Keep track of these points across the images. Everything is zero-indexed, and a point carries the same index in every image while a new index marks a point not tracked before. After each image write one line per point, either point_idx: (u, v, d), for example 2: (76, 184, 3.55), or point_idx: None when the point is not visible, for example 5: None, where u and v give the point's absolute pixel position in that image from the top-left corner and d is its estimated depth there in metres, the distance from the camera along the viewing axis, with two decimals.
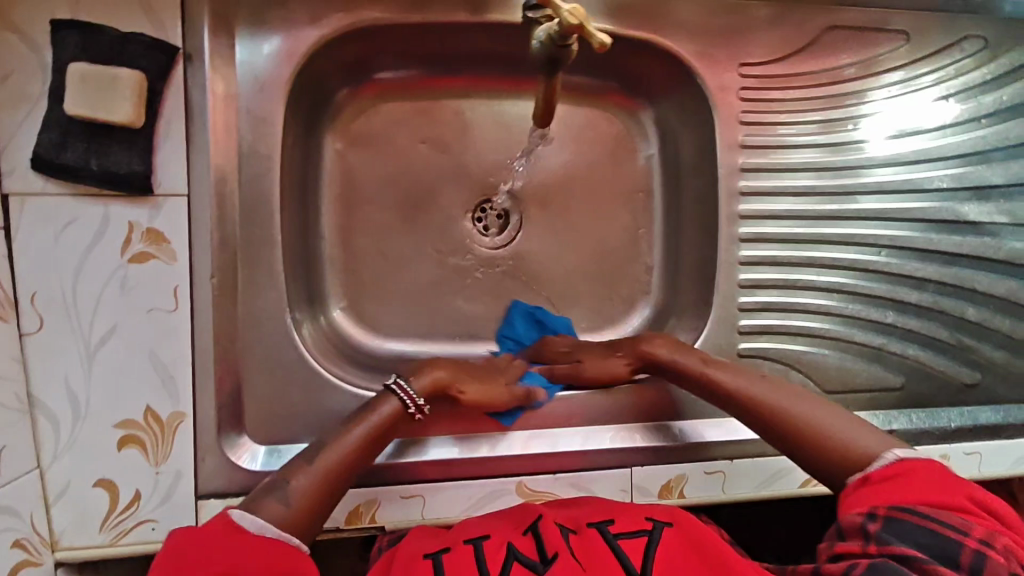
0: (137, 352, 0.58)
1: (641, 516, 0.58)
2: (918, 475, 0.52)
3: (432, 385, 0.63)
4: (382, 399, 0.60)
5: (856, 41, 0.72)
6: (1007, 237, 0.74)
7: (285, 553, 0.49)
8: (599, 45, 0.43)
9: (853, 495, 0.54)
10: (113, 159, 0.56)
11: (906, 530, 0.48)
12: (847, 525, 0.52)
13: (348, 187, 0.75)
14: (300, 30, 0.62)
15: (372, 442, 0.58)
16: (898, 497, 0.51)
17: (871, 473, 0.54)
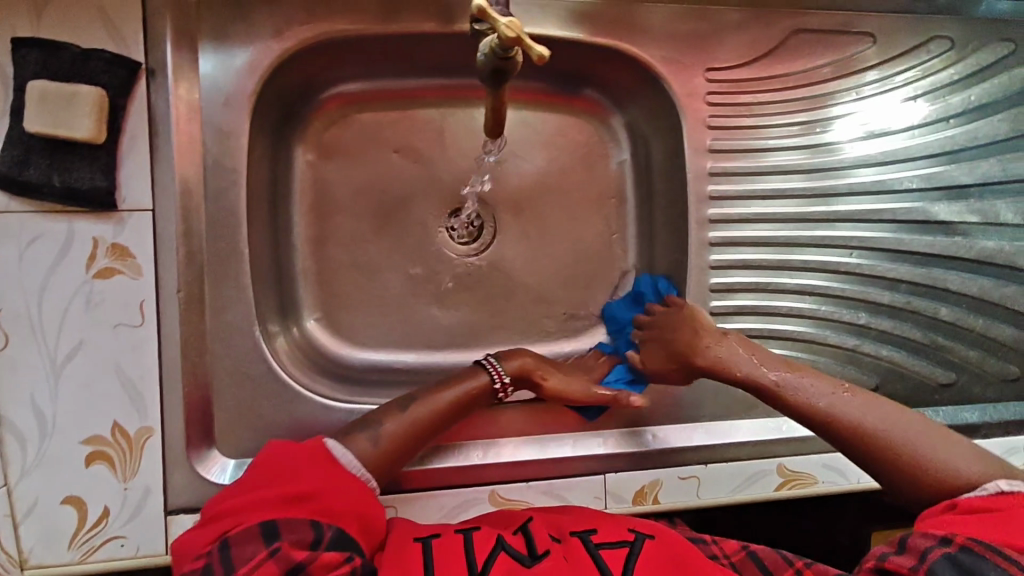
0: (104, 368, 0.58)
1: (623, 527, 0.57)
2: (1010, 516, 0.50)
3: (517, 366, 0.66)
4: (473, 372, 0.65)
5: (822, 44, 0.72)
6: (979, 236, 0.74)
7: (363, 497, 0.54)
8: (537, 59, 0.36)
9: (933, 518, 0.52)
10: (75, 174, 0.56)
11: (978, 564, 0.46)
12: (915, 541, 0.50)
13: (319, 197, 0.74)
14: (265, 44, 0.62)
15: (458, 407, 0.63)
16: (982, 531, 0.49)
17: (960, 501, 0.52)
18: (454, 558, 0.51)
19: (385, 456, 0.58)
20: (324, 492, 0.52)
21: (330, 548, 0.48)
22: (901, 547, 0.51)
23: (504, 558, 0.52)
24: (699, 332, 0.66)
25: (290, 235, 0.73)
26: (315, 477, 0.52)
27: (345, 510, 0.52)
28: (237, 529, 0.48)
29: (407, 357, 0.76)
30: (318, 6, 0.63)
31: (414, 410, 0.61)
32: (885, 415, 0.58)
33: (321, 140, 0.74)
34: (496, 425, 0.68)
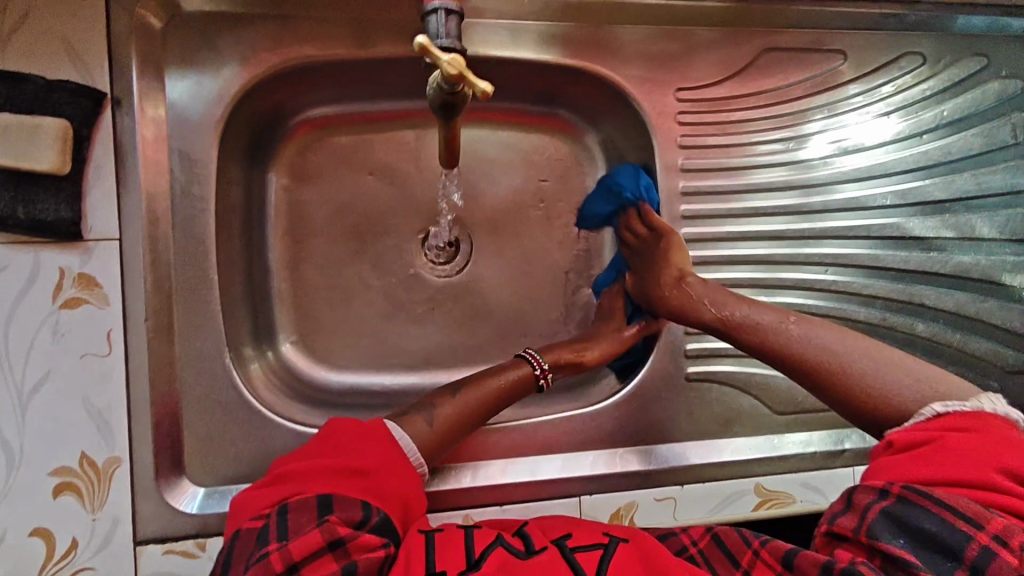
0: (71, 398, 0.58)
1: (600, 531, 0.51)
2: (946, 444, 0.46)
3: (554, 357, 0.69)
4: (516, 364, 0.68)
5: (792, 63, 0.72)
6: (955, 251, 0.74)
7: (409, 484, 0.53)
8: (482, 92, 0.35)
9: (878, 463, 0.49)
10: (40, 207, 0.56)
11: (913, 514, 0.43)
12: (859, 497, 0.47)
13: (293, 220, 0.74)
14: (233, 70, 0.62)
15: (505, 390, 0.66)
16: (923, 471, 0.46)
17: (902, 433, 0.50)
18: (450, 548, 0.46)
19: (439, 439, 0.60)
20: (376, 470, 0.51)
21: (376, 526, 0.46)
22: (846, 505, 0.48)
23: (501, 552, 0.46)
24: (671, 262, 0.68)
25: (264, 258, 0.73)
26: (371, 455, 0.52)
27: (393, 492, 0.50)
28: (296, 496, 0.47)
29: (385, 380, 0.76)
30: (286, 33, 0.63)
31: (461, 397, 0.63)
32: (829, 335, 0.58)
33: (295, 163, 0.74)
34: (471, 448, 0.67)
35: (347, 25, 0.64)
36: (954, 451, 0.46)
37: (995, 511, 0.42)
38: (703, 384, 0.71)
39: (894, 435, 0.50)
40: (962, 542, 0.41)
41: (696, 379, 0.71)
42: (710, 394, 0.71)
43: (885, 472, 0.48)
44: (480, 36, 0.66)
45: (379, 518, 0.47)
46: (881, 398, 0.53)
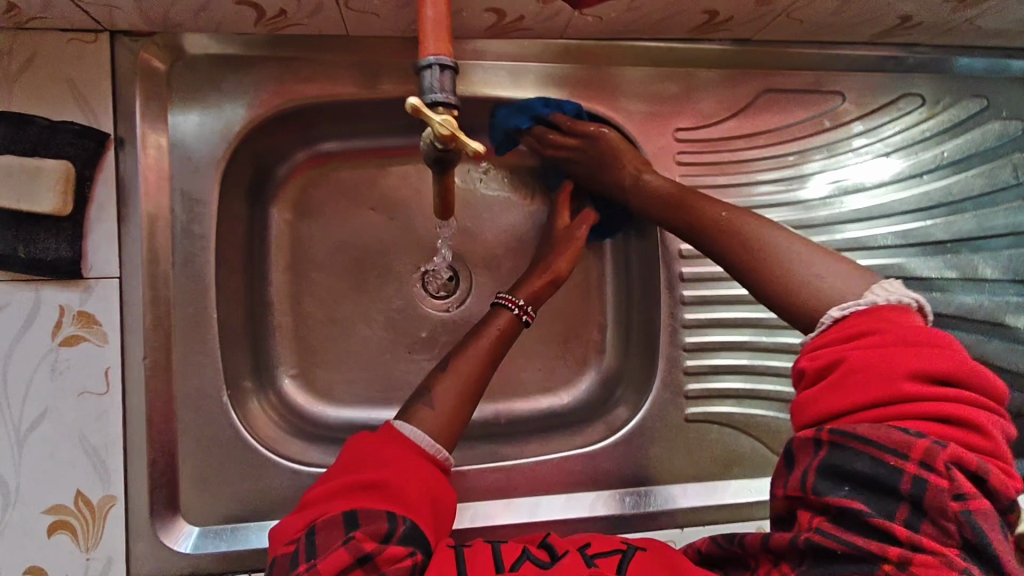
0: (68, 436, 0.58)
1: (615, 540, 0.52)
2: (853, 368, 0.43)
3: (530, 289, 0.66)
4: (495, 315, 0.64)
5: (792, 104, 0.72)
6: (958, 291, 0.73)
7: (435, 481, 0.50)
8: (474, 154, 0.37)
9: (799, 400, 0.47)
10: (41, 245, 0.57)
11: (843, 461, 0.42)
12: (796, 452, 0.46)
13: (294, 255, 0.74)
14: (237, 110, 0.63)
15: (495, 343, 0.62)
16: (838, 402, 0.43)
17: (807, 356, 0.47)
18: (483, 564, 0.45)
19: (450, 419, 0.56)
20: (396, 473, 0.48)
21: (404, 534, 0.45)
22: (789, 459, 0.47)
23: (529, 564, 0.46)
24: (622, 162, 0.67)
25: (265, 293, 0.73)
26: (393, 462, 0.49)
27: (422, 493, 0.48)
28: (321, 517, 0.46)
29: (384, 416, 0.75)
30: (289, 73, 0.64)
31: (454, 373, 0.59)
32: (752, 223, 0.55)
33: (297, 199, 0.75)
34: (468, 488, 0.67)
35: (350, 67, 0.64)
36: (861, 372, 0.43)
37: (915, 429, 0.40)
38: (702, 424, 0.70)
39: (801, 362, 0.47)
40: (895, 478, 0.40)
41: (697, 421, 0.70)
42: (710, 434, 0.70)
43: (808, 415, 0.46)
44: (480, 77, 0.67)
45: (407, 525, 0.46)
46: (801, 291, 0.50)
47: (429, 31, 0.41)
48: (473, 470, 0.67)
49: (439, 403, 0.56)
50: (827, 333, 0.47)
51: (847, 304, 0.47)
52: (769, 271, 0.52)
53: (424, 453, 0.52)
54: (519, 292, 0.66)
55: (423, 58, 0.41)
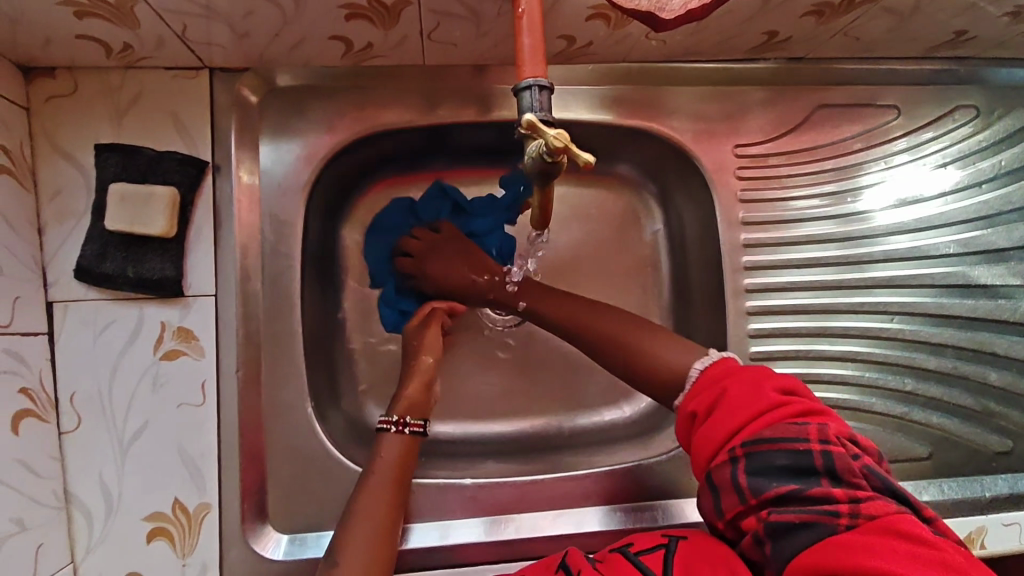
0: (167, 446, 0.61)
1: (659, 534, 0.54)
2: (729, 395, 0.53)
3: (406, 401, 0.65)
4: (381, 442, 0.62)
5: (847, 118, 0.74)
6: (1023, 298, 0.74)
7: None
8: (587, 164, 0.40)
9: (697, 440, 0.54)
10: (147, 266, 0.61)
11: (765, 459, 0.48)
12: (718, 479, 0.51)
13: (364, 274, 0.77)
14: (319, 137, 0.67)
15: (396, 475, 0.60)
16: (729, 425, 0.51)
17: (691, 405, 0.56)
18: None
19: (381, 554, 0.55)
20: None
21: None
22: (714, 490, 0.52)
23: None
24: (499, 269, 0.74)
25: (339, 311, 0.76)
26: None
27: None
28: None
29: (452, 430, 0.77)
30: (368, 101, 0.67)
31: (357, 518, 0.57)
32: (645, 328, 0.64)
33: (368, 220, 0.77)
34: (540, 497, 0.68)
35: (424, 94, 0.68)
36: (738, 393, 0.53)
37: (804, 421, 0.50)
38: None
39: (689, 410, 0.56)
40: (808, 458, 0.47)
41: None
42: None
43: (705, 449, 0.53)
44: None
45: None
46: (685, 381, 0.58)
47: (526, 58, 0.45)
48: (547, 479, 0.69)
49: (348, 557, 0.54)
50: (701, 384, 0.56)
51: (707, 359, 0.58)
52: (637, 359, 0.62)
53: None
54: (395, 407, 0.64)
55: (522, 80, 0.44)
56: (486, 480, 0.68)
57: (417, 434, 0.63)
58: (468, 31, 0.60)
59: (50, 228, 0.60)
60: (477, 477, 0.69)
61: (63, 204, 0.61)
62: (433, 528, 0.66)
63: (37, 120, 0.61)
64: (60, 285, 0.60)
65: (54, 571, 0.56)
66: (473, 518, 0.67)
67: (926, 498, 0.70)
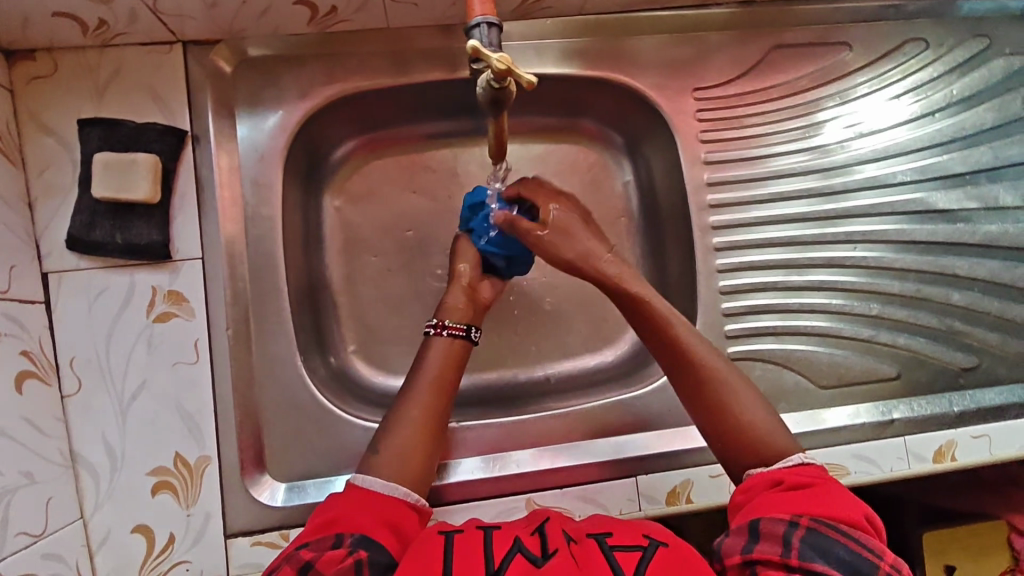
0: (165, 404, 0.64)
1: (640, 532, 0.53)
2: (826, 487, 0.52)
3: (450, 305, 0.68)
4: (428, 346, 0.65)
5: (802, 57, 0.77)
6: (981, 221, 0.77)
7: (412, 519, 0.54)
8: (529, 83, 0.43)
9: (763, 499, 0.52)
10: (135, 232, 0.64)
11: (831, 542, 0.47)
12: (765, 531, 0.49)
13: (346, 238, 0.79)
14: (293, 104, 0.69)
15: (434, 377, 0.63)
16: (808, 503, 0.50)
17: (773, 472, 0.54)
18: (475, 554, 0.49)
19: (426, 445, 0.59)
20: (345, 509, 0.53)
21: (353, 542, 0.49)
22: (751, 535, 0.49)
23: (520, 559, 0.48)
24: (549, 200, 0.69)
25: (323, 275, 0.78)
26: (344, 504, 0.53)
27: (376, 520, 0.52)
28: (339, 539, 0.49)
29: None
30: (338, 66, 0.70)
31: (402, 415, 0.60)
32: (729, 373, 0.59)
33: (347, 186, 0.80)
34: (526, 435, 0.72)
35: (392, 57, 0.71)
36: (835, 491, 0.52)
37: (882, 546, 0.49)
38: (746, 362, 0.73)
39: (767, 474, 0.54)
40: (873, 570, 0.47)
41: (740, 358, 0.73)
42: (754, 370, 0.73)
43: (768, 505, 0.51)
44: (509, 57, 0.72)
45: (354, 539, 0.50)
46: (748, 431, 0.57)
47: None
48: (531, 418, 0.72)
49: (388, 451, 0.58)
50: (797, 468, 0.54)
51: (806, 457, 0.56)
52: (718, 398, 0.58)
53: (381, 494, 0.54)
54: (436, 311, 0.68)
55: (471, 18, 0.47)
56: (473, 422, 0.72)
57: (456, 336, 0.66)
58: None
59: (39, 202, 0.63)
60: (465, 421, 0.73)
61: (50, 179, 0.63)
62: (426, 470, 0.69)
63: (20, 100, 0.63)
64: (53, 256, 0.63)
65: (63, 525, 0.59)
66: (462, 459, 0.70)
67: (897, 415, 0.73)
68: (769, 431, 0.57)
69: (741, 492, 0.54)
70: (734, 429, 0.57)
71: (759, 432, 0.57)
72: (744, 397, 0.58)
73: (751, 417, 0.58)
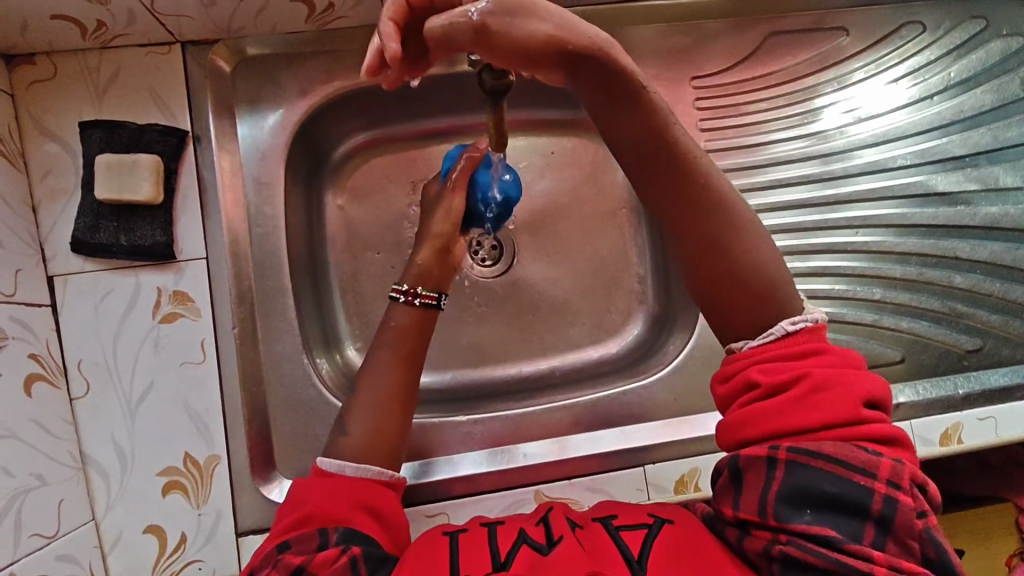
0: (173, 404, 0.64)
1: (644, 512, 0.56)
2: (810, 388, 0.48)
3: (417, 269, 0.67)
4: (391, 311, 0.66)
5: (798, 43, 0.77)
6: (982, 203, 0.77)
7: (383, 496, 0.57)
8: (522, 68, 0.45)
9: (742, 415, 0.51)
10: (139, 234, 0.64)
11: (812, 479, 0.47)
12: (747, 478, 0.50)
13: (348, 235, 0.79)
14: (293, 102, 0.69)
15: (398, 347, 0.63)
16: (785, 423, 0.48)
17: (755, 357, 0.51)
18: (479, 551, 0.52)
19: (395, 419, 0.60)
20: (319, 499, 0.54)
21: (338, 540, 0.51)
22: (736, 487, 0.51)
23: (526, 550, 0.51)
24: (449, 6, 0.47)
25: (327, 272, 0.78)
26: (315, 493, 0.55)
27: (352, 507, 0.54)
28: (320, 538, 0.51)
29: (446, 377, 0.80)
30: (337, 63, 0.70)
31: (368, 388, 0.61)
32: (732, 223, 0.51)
33: (349, 183, 0.80)
34: (532, 427, 0.72)
35: None
36: (824, 389, 0.48)
37: (877, 453, 0.47)
38: None
39: (749, 364, 0.51)
40: (867, 496, 0.46)
41: None
42: None
43: (751, 429, 0.50)
44: None
45: (339, 533, 0.52)
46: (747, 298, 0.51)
47: None
48: (536, 410, 0.73)
49: (357, 428, 0.59)
50: (779, 343, 0.50)
51: (799, 319, 0.51)
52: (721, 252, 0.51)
53: (352, 476, 0.56)
54: (407, 277, 0.67)
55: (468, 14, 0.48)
56: (480, 416, 0.72)
57: (428, 306, 0.66)
58: None
59: (43, 207, 0.63)
60: (472, 415, 0.73)
61: (53, 182, 0.64)
62: (434, 464, 0.69)
63: (21, 105, 0.63)
64: (58, 260, 0.63)
65: (75, 526, 0.59)
66: (470, 452, 0.70)
67: (902, 399, 0.73)
68: (769, 276, 0.51)
69: (725, 388, 0.53)
70: (732, 273, 0.51)
71: (758, 277, 0.51)
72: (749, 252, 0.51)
73: (752, 259, 0.51)
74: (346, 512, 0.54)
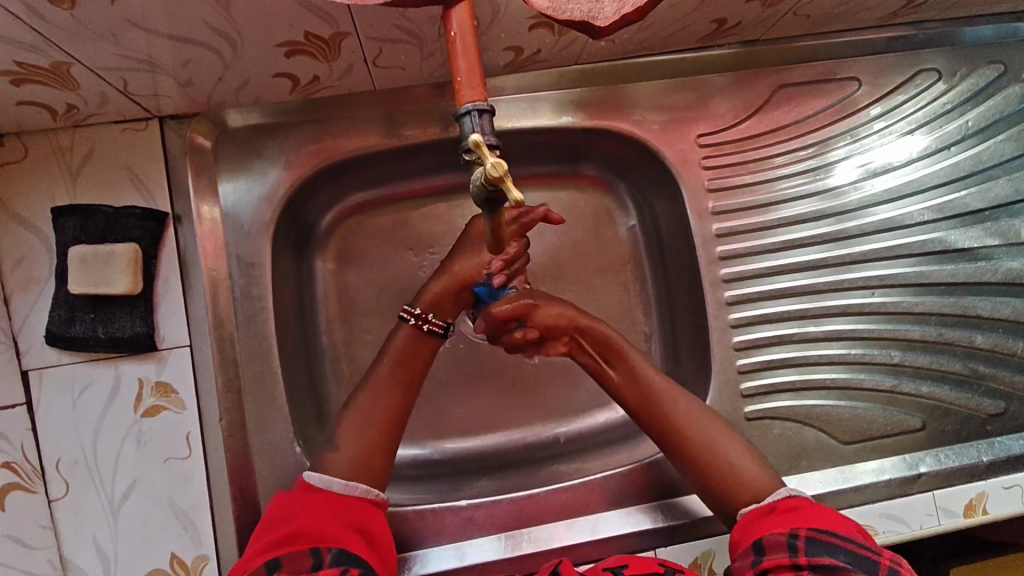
0: (157, 502, 0.61)
1: (655, 563, 0.54)
2: (814, 508, 0.55)
3: (434, 296, 0.62)
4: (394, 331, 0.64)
5: (807, 95, 0.73)
6: (1002, 257, 0.73)
7: (369, 514, 0.56)
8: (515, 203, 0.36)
9: (756, 527, 0.55)
10: (117, 325, 0.61)
11: (829, 545, 0.51)
12: (769, 542, 0.53)
13: (340, 304, 0.76)
14: (278, 174, 0.66)
15: (399, 364, 0.62)
16: (799, 518, 0.54)
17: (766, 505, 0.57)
18: None
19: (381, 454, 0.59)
20: (307, 518, 0.52)
21: (333, 560, 0.49)
22: (759, 550, 0.53)
23: None
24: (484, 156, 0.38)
25: (318, 345, 0.74)
26: (302, 512, 0.53)
27: (342, 526, 0.53)
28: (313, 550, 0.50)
29: (445, 450, 0.77)
30: (325, 133, 0.66)
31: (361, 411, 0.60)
32: (721, 440, 0.61)
33: (341, 249, 0.76)
34: (541, 510, 0.68)
35: (381, 119, 0.67)
36: (826, 510, 0.55)
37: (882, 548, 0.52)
38: (764, 421, 0.70)
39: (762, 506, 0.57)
40: (875, 564, 0.49)
41: (756, 417, 0.70)
42: (772, 429, 0.70)
43: (768, 529, 0.54)
44: (503, 112, 0.69)
45: (333, 552, 0.50)
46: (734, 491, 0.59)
47: (464, 80, 0.41)
48: (544, 492, 0.69)
49: (342, 450, 0.58)
50: (788, 498, 0.57)
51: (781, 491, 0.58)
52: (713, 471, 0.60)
53: (339, 493, 0.56)
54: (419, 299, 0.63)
55: (461, 106, 0.41)
56: (482, 500, 0.69)
57: (435, 333, 0.63)
58: (414, 53, 0.59)
59: (16, 298, 0.60)
60: (474, 498, 0.70)
61: (26, 271, 0.60)
62: (439, 552, 0.66)
63: None
64: (32, 353, 0.60)
65: None
66: (474, 538, 0.67)
67: (924, 468, 0.69)
68: (753, 480, 0.59)
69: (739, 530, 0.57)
70: (721, 466, 0.60)
71: (744, 482, 0.59)
72: (736, 461, 0.60)
73: (739, 467, 0.60)
74: (335, 529, 0.52)
